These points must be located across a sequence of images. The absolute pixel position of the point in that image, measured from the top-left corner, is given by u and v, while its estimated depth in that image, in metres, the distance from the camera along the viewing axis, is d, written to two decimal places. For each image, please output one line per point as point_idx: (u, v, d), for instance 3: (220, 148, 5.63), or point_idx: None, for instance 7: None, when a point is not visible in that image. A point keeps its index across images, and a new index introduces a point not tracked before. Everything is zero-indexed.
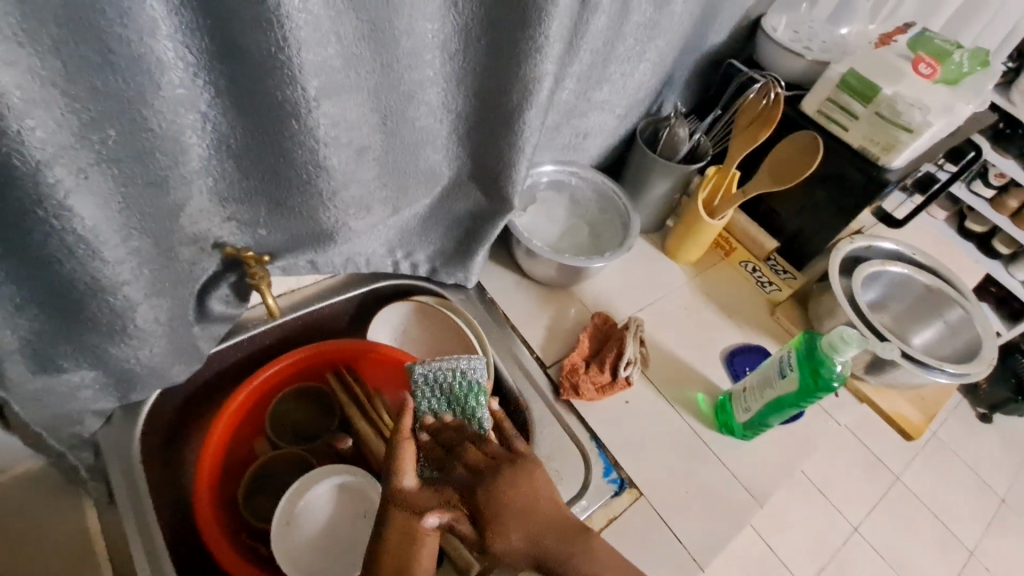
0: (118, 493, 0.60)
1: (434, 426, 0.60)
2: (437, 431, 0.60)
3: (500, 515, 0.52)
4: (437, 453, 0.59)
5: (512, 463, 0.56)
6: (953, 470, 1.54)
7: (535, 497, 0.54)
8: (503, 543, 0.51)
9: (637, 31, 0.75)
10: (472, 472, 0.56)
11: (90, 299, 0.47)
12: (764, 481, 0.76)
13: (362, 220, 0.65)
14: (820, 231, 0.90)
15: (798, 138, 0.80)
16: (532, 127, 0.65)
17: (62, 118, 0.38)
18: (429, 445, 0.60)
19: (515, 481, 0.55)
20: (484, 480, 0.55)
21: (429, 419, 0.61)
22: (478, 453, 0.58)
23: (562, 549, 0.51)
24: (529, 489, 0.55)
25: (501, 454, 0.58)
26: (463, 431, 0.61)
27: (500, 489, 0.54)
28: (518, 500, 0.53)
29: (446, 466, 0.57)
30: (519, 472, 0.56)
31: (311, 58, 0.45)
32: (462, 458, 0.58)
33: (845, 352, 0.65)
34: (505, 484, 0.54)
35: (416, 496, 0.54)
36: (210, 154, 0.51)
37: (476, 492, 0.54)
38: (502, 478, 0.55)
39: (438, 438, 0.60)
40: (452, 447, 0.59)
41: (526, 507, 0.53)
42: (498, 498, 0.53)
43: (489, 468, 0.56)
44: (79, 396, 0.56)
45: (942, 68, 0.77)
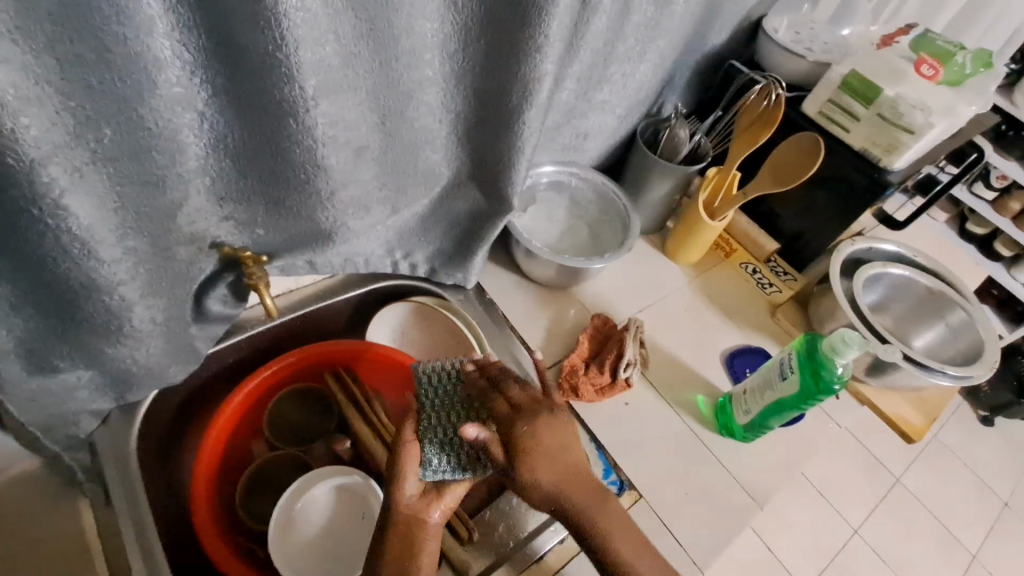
0: (114, 494, 0.59)
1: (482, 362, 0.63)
2: (484, 366, 0.63)
3: (535, 452, 0.58)
4: (482, 386, 0.61)
5: (551, 411, 0.62)
6: (954, 473, 1.53)
7: (565, 445, 0.60)
8: (531, 477, 0.57)
9: (638, 31, 0.75)
10: (512, 410, 0.60)
11: (86, 299, 0.47)
12: (764, 484, 0.75)
13: (361, 221, 0.65)
14: (821, 232, 0.90)
15: (800, 138, 0.80)
16: (531, 128, 0.64)
17: (56, 117, 0.38)
18: (475, 376, 0.62)
19: (551, 425, 0.61)
20: (525, 417, 0.60)
21: (469, 365, 0.62)
22: (521, 393, 0.62)
23: (581, 497, 0.58)
24: (562, 437, 0.61)
25: (543, 397, 0.63)
26: (508, 370, 0.64)
27: (540, 431, 0.59)
28: (552, 444, 0.60)
29: (488, 398, 0.60)
30: (556, 420, 0.61)
31: (309, 56, 0.45)
32: (506, 393, 0.61)
33: (846, 355, 0.65)
34: (544, 428, 0.60)
35: (416, 502, 0.55)
36: (208, 153, 0.51)
37: (515, 427, 0.58)
38: (542, 420, 0.60)
39: (485, 373, 0.63)
40: (497, 381, 0.62)
41: (556, 451, 0.59)
42: (536, 435, 0.59)
43: (531, 410, 0.61)
44: (75, 397, 0.56)
45: (944, 69, 0.76)
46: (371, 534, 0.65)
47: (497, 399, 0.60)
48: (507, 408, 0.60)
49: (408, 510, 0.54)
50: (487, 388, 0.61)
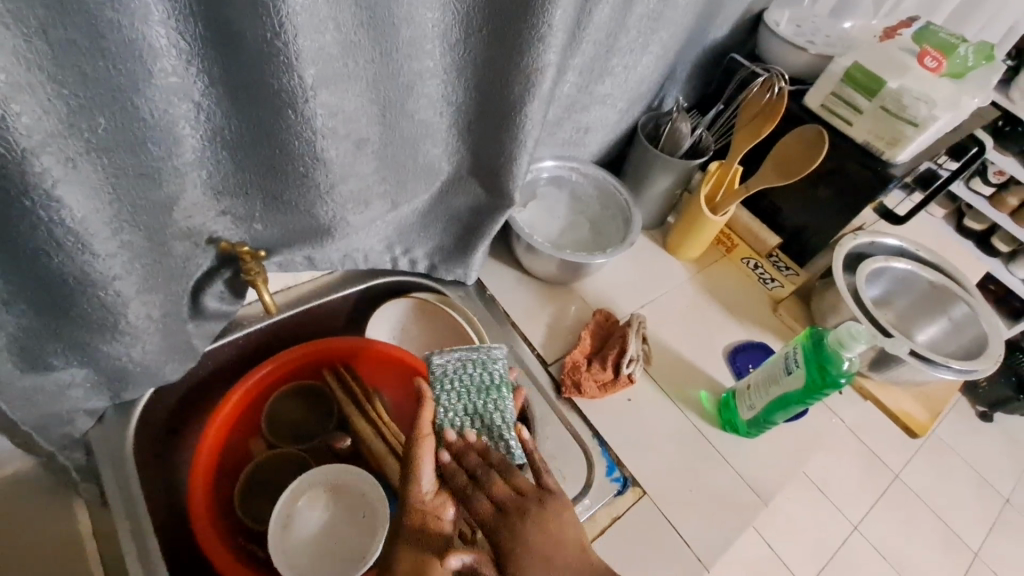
0: (110, 494, 0.58)
1: (458, 448, 0.57)
2: (462, 451, 0.57)
3: (523, 558, 0.49)
4: (462, 479, 0.55)
5: (542, 500, 0.54)
6: (953, 469, 1.53)
7: (560, 536, 0.51)
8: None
9: (640, 24, 0.74)
10: (497, 509, 0.53)
11: (80, 294, 0.46)
12: (769, 481, 0.75)
13: (360, 216, 0.64)
14: (824, 227, 0.89)
15: (804, 131, 0.79)
16: (534, 120, 0.64)
17: (49, 105, 0.37)
18: (452, 469, 0.56)
19: (542, 518, 0.52)
20: (510, 519, 0.52)
21: (445, 455, 0.57)
22: (504, 486, 0.55)
23: None
24: (554, 527, 0.51)
25: (531, 488, 0.55)
26: (489, 454, 0.57)
27: (528, 535, 0.50)
28: (546, 541, 0.50)
29: (469, 499, 0.54)
30: (546, 511, 0.53)
31: (308, 45, 0.44)
32: (488, 489, 0.54)
33: (854, 348, 0.64)
34: (531, 527, 0.51)
35: (433, 499, 0.55)
36: (204, 146, 0.50)
37: (498, 532, 0.51)
38: (529, 516, 0.52)
39: (462, 463, 0.57)
40: (476, 473, 0.55)
41: (552, 549, 0.50)
42: (524, 540, 0.50)
43: (519, 506, 0.53)
44: (69, 395, 0.55)
45: (948, 62, 0.77)
46: (372, 534, 0.63)
47: (480, 499, 0.54)
48: (491, 508, 0.53)
49: (423, 506, 0.53)
50: (467, 483, 0.55)
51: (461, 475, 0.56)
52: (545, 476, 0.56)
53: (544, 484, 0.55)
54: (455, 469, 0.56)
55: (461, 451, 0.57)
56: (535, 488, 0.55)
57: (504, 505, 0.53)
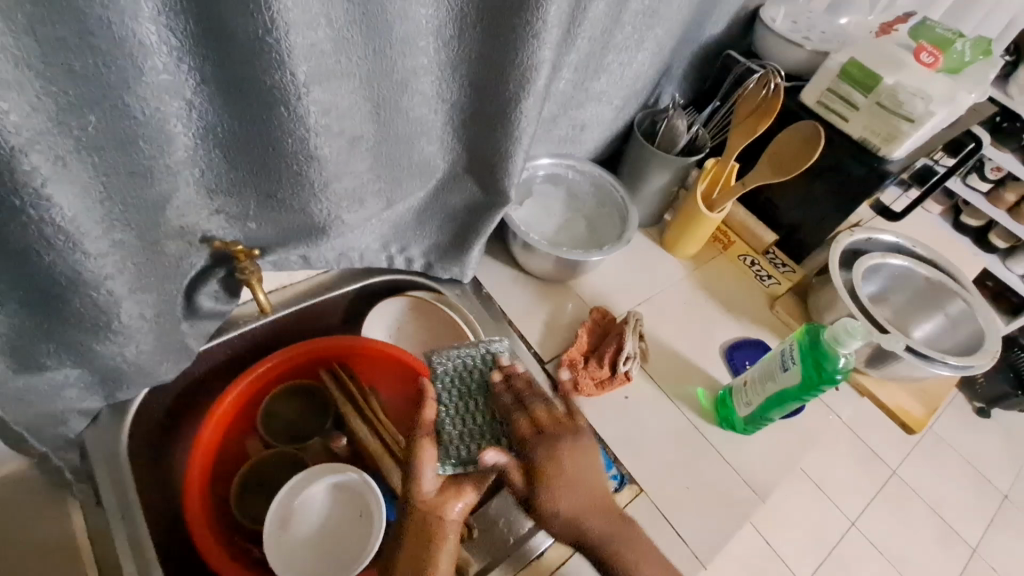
0: (104, 495, 0.58)
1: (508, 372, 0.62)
2: (511, 377, 0.61)
3: (556, 477, 0.57)
4: (508, 401, 0.60)
5: (574, 433, 0.61)
6: (952, 465, 1.54)
7: (586, 468, 0.60)
8: (552, 508, 0.57)
9: (635, 20, 0.74)
10: (537, 431, 0.59)
11: (72, 293, 0.45)
12: (766, 478, 0.75)
13: (355, 214, 0.64)
14: (820, 224, 0.89)
15: (798, 127, 0.79)
16: (529, 116, 0.63)
17: (37, 103, 0.36)
18: (501, 387, 0.60)
19: (576, 452, 0.60)
20: (547, 439, 0.59)
21: (496, 374, 0.61)
22: (545, 414, 0.60)
23: (602, 528, 0.58)
24: (583, 459, 0.60)
25: (566, 418, 0.62)
26: (534, 385, 0.61)
27: (561, 458, 0.58)
28: (575, 471, 0.59)
29: (512, 416, 0.59)
30: (577, 445, 0.60)
31: (301, 41, 0.44)
32: (531, 412, 0.59)
33: (850, 345, 0.64)
34: (566, 452, 0.59)
35: (435, 498, 0.56)
36: (196, 144, 0.50)
37: (536, 450, 0.57)
38: (564, 444, 0.59)
39: (511, 385, 0.61)
40: (524, 397, 0.60)
41: (575, 476, 0.59)
42: (558, 462, 0.58)
43: (556, 431, 0.60)
44: (63, 396, 0.54)
45: (944, 57, 0.77)
46: (370, 533, 0.63)
47: (521, 419, 0.59)
48: (531, 429, 0.58)
49: (425, 508, 0.55)
50: (512, 404, 0.59)
51: (507, 397, 0.60)
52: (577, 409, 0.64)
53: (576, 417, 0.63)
54: (505, 390, 0.60)
55: (512, 375, 0.61)
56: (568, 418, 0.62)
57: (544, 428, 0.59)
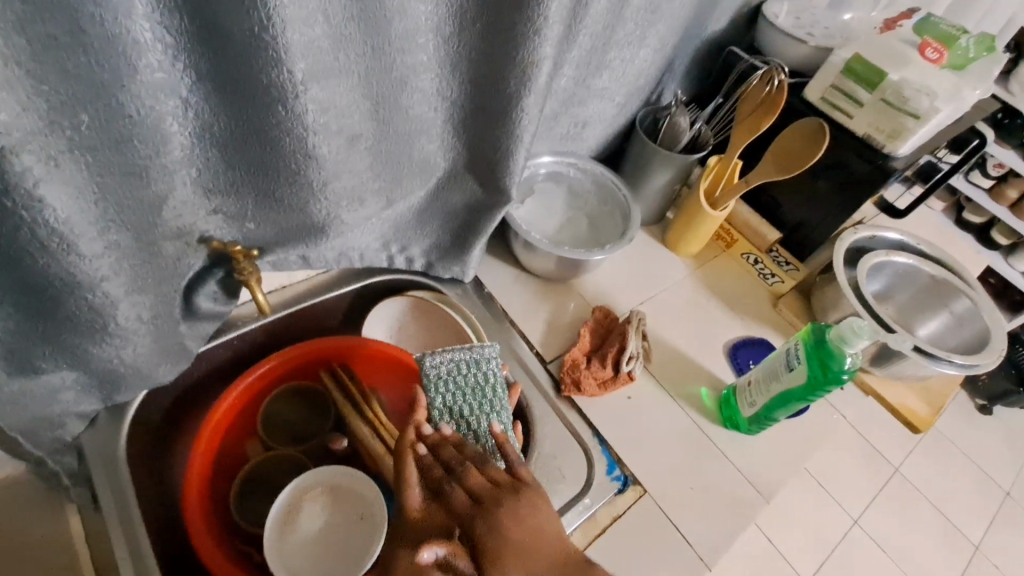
0: (102, 499, 0.57)
1: (434, 440, 0.57)
2: (438, 445, 0.56)
3: (506, 552, 0.48)
4: (439, 473, 0.54)
5: (516, 492, 0.53)
6: (954, 463, 1.53)
7: (538, 529, 0.50)
8: None
9: (637, 16, 0.73)
10: (472, 500, 0.52)
11: (67, 296, 0.45)
12: (771, 478, 0.74)
13: (354, 213, 0.63)
14: (824, 222, 0.88)
15: (803, 124, 0.78)
16: (530, 114, 0.63)
17: (28, 102, 0.36)
18: (427, 462, 0.55)
19: (516, 510, 0.51)
20: (485, 510, 0.51)
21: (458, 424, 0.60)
22: (480, 478, 0.54)
23: None
24: (530, 518, 0.51)
25: (505, 480, 0.54)
26: (464, 448, 0.57)
27: (503, 521, 0.50)
28: (523, 534, 0.49)
29: (444, 489, 0.53)
30: (524, 503, 0.52)
31: (297, 38, 0.43)
32: (465, 481, 0.53)
33: (856, 344, 0.64)
34: (508, 514, 0.50)
35: (421, 514, 0.51)
36: (194, 143, 0.49)
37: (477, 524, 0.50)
38: (505, 507, 0.51)
39: (438, 458, 0.56)
40: (451, 465, 0.55)
41: (527, 536, 0.49)
42: (503, 530, 0.49)
43: (494, 495, 0.52)
44: (60, 399, 0.54)
45: (949, 53, 0.76)
46: (370, 535, 0.62)
47: (455, 490, 0.53)
48: (467, 500, 0.52)
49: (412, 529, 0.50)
50: (444, 478, 0.54)
51: (437, 468, 0.55)
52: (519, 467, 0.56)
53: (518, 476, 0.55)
54: (431, 461, 0.55)
55: (437, 444, 0.56)
56: (509, 479, 0.54)
57: (480, 496, 0.52)
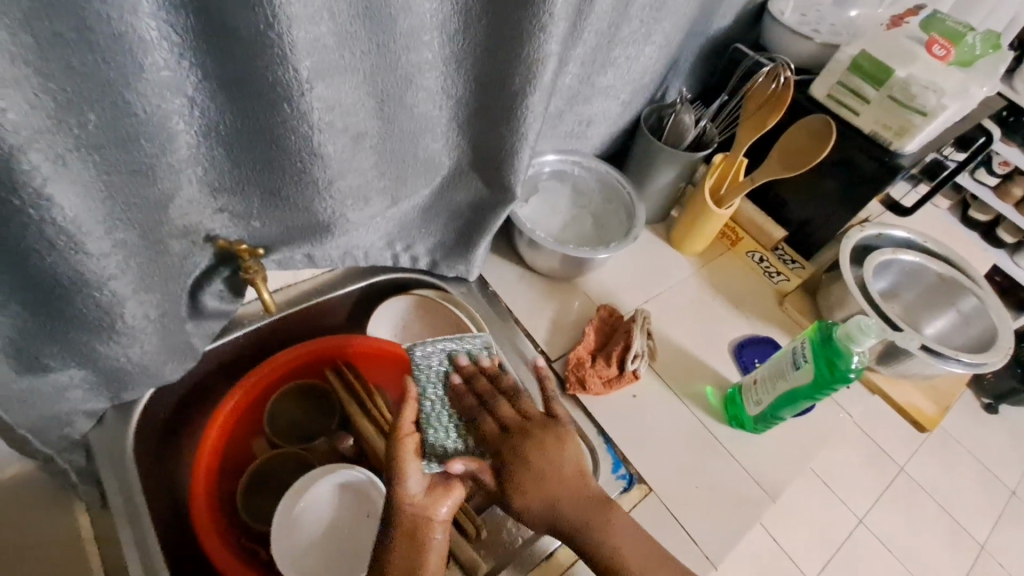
0: (110, 497, 0.58)
1: (468, 372, 0.63)
2: (472, 376, 0.63)
3: (528, 476, 0.58)
4: (472, 402, 0.62)
5: (545, 429, 0.61)
6: (960, 462, 1.52)
7: (562, 463, 0.59)
8: (522, 502, 0.58)
9: (643, 13, 0.73)
10: (502, 430, 0.61)
11: (75, 294, 0.45)
12: (777, 477, 0.74)
13: (359, 212, 0.63)
14: (830, 220, 0.88)
15: (810, 121, 0.77)
16: (536, 112, 0.62)
17: (35, 100, 0.36)
18: (462, 390, 0.62)
19: (545, 443, 0.60)
20: (514, 439, 0.60)
21: (456, 377, 0.63)
22: (511, 410, 0.62)
23: (580, 514, 0.57)
24: (558, 458, 0.60)
25: (535, 415, 0.63)
26: (499, 381, 0.64)
27: (528, 454, 0.59)
28: (545, 465, 0.59)
29: (477, 418, 0.61)
30: (550, 437, 0.61)
31: (303, 36, 0.43)
32: (495, 412, 0.62)
33: (863, 342, 0.63)
34: (535, 447, 0.60)
35: (424, 498, 0.55)
36: (199, 141, 0.49)
37: (501, 446, 0.59)
38: (533, 440, 0.60)
39: (472, 386, 0.63)
40: (485, 398, 0.62)
41: (549, 472, 0.59)
42: (526, 460, 0.59)
43: (522, 430, 0.61)
44: (67, 397, 0.54)
45: (955, 50, 0.76)
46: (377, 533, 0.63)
47: (485, 419, 0.61)
48: (496, 429, 0.61)
49: (413, 510, 0.54)
50: (477, 406, 0.61)
51: (472, 396, 0.62)
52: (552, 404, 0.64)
53: (551, 412, 0.63)
54: (465, 391, 0.62)
55: (474, 375, 0.63)
56: (541, 414, 0.63)
57: (508, 426, 0.61)
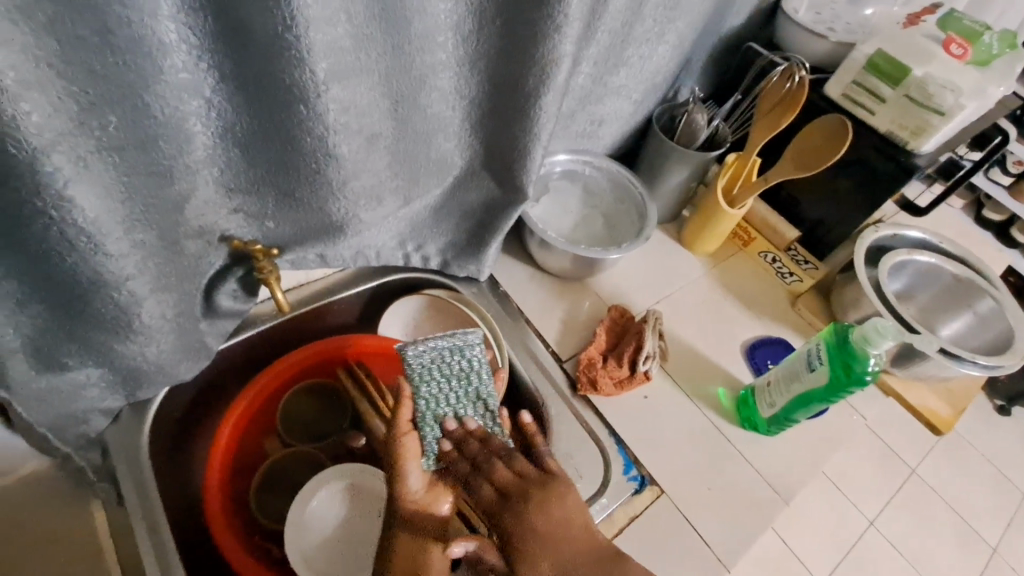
0: (126, 494, 0.58)
1: (458, 436, 0.59)
2: (462, 440, 0.59)
3: (530, 540, 0.52)
4: (464, 467, 0.58)
5: (545, 487, 0.55)
6: (973, 464, 1.51)
7: (565, 520, 0.53)
8: (531, 574, 0.50)
9: (656, 12, 0.73)
10: (500, 494, 0.56)
11: (94, 294, 0.45)
12: (790, 480, 0.73)
13: (372, 212, 0.63)
14: (844, 220, 0.87)
15: (826, 121, 0.77)
16: (548, 113, 0.62)
17: (59, 103, 0.36)
18: (453, 456, 0.58)
19: (547, 503, 0.54)
20: (512, 504, 0.55)
21: (445, 443, 0.59)
22: (507, 471, 0.57)
23: None
24: (559, 514, 0.53)
25: (534, 473, 0.57)
26: (489, 442, 0.59)
27: (529, 516, 0.53)
28: (547, 524, 0.53)
29: (474, 484, 0.57)
30: (551, 494, 0.55)
31: (320, 38, 0.43)
32: (490, 475, 0.57)
33: (880, 345, 0.63)
34: (533, 509, 0.54)
35: (423, 496, 0.58)
36: (216, 142, 0.49)
37: (503, 518, 0.54)
38: (532, 502, 0.54)
39: (464, 452, 0.59)
40: (478, 463, 0.58)
41: (552, 529, 0.52)
42: (526, 524, 0.53)
43: (520, 490, 0.56)
44: (85, 395, 0.54)
45: (972, 49, 0.75)
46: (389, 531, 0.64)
47: (482, 485, 0.57)
48: (493, 494, 0.56)
49: (415, 504, 0.57)
50: (468, 472, 0.58)
51: (462, 462, 0.58)
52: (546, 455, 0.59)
53: (546, 468, 0.58)
54: (456, 457, 0.58)
55: (462, 440, 0.59)
56: (539, 472, 0.57)
57: (506, 491, 0.56)
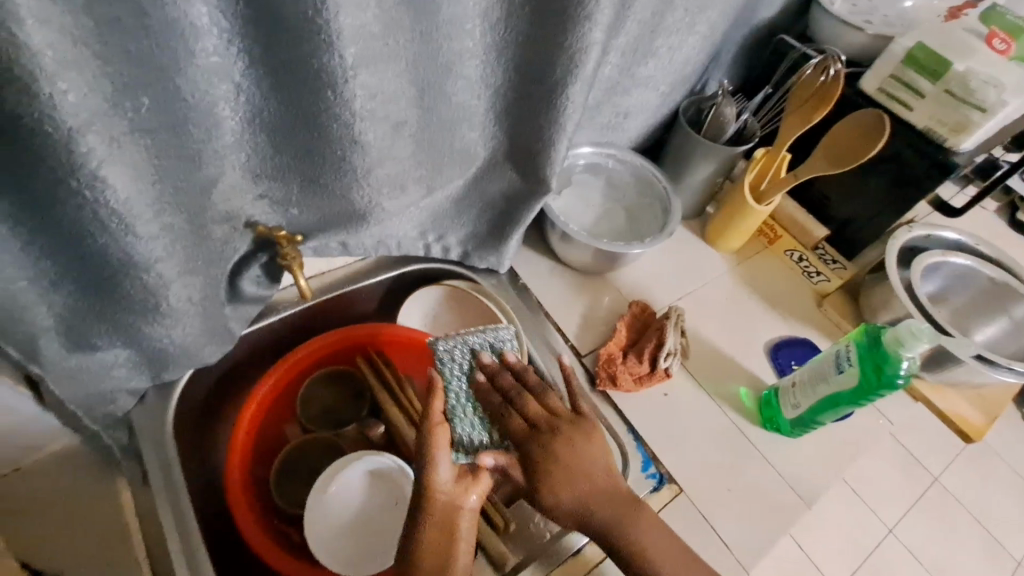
0: (151, 474, 0.59)
1: (492, 369, 0.61)
2: (495, 373, 0.61)
3: (558, 472, 0.58)
4: (496, 399, 0.60)
5: (574, 424, 0.62)
6: (1001, 475, 1.45)
7: (587, 456, 0.60)
8: (553, 499, 0.58)
9: (687, 2, 0.71)
10: (529, 427, 0.60)
11: (123, 276, 0.46)
12: (812, 483, 0.72)
13: (396, 200, 0.63)
14: (875, 219, 0.85)
15: (861, 115, 0.74)
16: (575, 103, 0.61)
17: (95, 83, 0.36)
18: (487, 388, 0.60)
19: (574, 440, 0.60)
20: (541, 436, 0.60)
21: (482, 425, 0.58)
22: (538, 406, 0.62)
23: (611, 513, 0.58)
24: (586, 450, 0.60)
25: (564, 411, 0.63)
26: (523, 378, 0.62)
27: (557, 448, 0.59)
28: (573, 459, 0.59)
29: (505, 415, 0.60)
30: (578, 433, 0.61)
31: (349, 22, 0.43)
32: (523, 409, 0.61)
33: (914, 348, 0.60)
34: (562, 441, 0.60)
35: (454, 488, 0.55)
36: (244, 127, 0.49)
37: (532, 447, 0.59)
38: (561, 435, 0.60)
39: (495, 383, 0.61)
40: (512, 396, 0.60)
41: (579, 466, 0.59)
42: (554, 453, 0.59)
43: (549, 425, 0.61)
44: (113, 375, 0.55)
45: (1016, 44, 0.71)
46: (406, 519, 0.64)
47: (513, 417, 0.60)
48: (524, 427, 0.60)
49: (444, 499, 0.54)
50: (502, 403, 0.60)
51: (495, 396, 0.60)
52: (579, 403, 0.64)
53: (576, 410, 0.63)
54: (489, 389, 0.60)
55: (499, 371, 0.61)
56: (568, 411, 0.63)
57: (536, 423, 0.61)
